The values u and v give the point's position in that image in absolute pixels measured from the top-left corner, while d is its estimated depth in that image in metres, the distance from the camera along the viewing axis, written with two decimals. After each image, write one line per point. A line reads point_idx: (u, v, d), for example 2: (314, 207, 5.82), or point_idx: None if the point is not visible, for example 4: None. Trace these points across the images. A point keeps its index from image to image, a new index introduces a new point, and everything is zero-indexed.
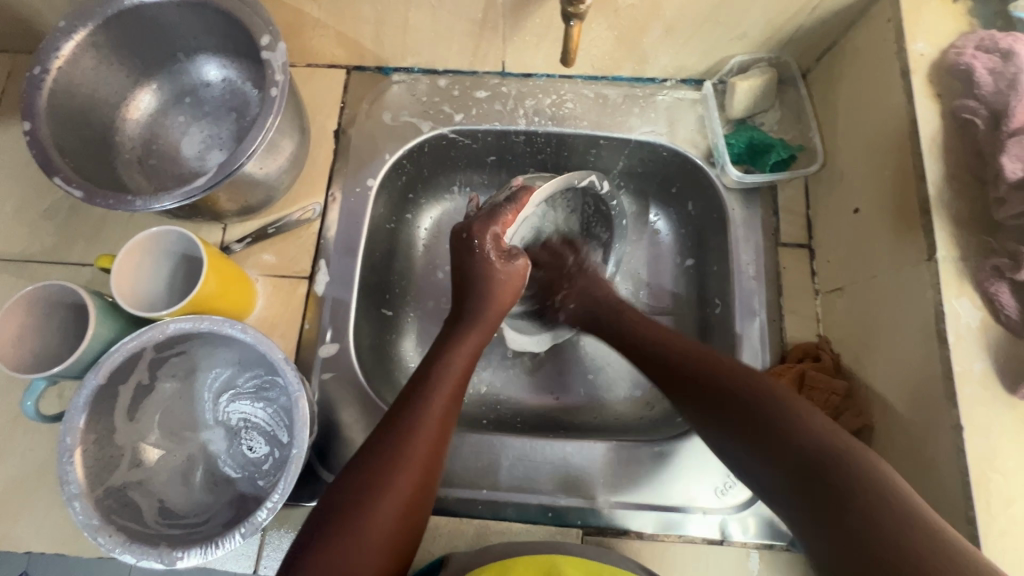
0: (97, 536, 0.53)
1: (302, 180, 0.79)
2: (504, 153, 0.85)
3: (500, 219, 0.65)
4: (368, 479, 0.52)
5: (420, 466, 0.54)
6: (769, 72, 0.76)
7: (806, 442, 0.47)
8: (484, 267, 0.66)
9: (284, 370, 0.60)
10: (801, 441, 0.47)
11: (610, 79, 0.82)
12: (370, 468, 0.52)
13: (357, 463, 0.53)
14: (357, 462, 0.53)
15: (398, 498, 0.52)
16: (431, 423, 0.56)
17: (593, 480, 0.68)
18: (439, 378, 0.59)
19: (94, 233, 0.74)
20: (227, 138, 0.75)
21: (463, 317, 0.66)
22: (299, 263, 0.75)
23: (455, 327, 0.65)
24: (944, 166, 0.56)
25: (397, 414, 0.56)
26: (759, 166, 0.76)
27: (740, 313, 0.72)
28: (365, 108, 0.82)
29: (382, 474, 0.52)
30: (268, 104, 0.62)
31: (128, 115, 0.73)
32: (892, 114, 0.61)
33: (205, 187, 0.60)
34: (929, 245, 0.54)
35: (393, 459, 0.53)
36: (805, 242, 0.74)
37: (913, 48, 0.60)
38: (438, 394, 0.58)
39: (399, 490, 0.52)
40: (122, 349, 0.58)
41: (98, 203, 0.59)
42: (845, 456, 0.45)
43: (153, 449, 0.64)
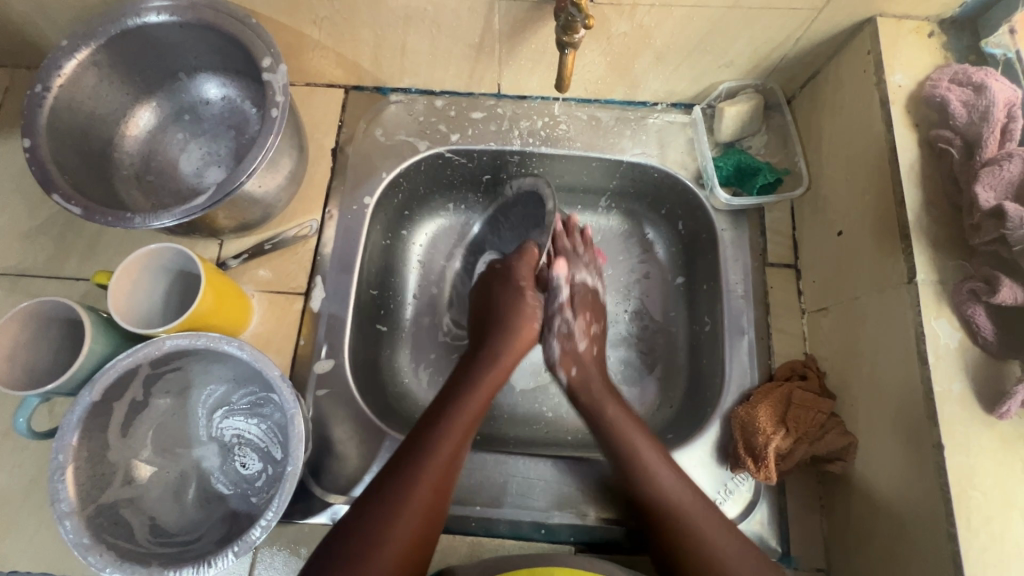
0: (87, 556, 0.53)
1: (299, 196, 0.80)
2: (498, 172, 0.87)
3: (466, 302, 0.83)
4: (384, 504, 0.57)
5: (435, 486, 0.59)
6: (756, 98, 0.78)
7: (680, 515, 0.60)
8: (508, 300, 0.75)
9: (280, 387, 0.61)
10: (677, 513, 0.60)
11: (602, 102, 0.84)
12: (391, 485, 0.58)
13: (380, 482, 0.59)
14: (370, 494, 0.58)
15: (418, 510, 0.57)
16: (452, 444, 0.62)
17: (585, 497, 0.69)
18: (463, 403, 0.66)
19: (91, 247, 0.74)
20: (225, 155, 0.76)
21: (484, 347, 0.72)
22: (296, 279, 0.76)
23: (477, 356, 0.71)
24: (923, 193, 0.58)
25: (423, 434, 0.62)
26: (747, 189, 0.78)
27: (729, 331, 0.74)
28: (362, 127, 0.83)
29: (408, 485, 0.58)
30: (268, 125, 0.63)
31: (127, 131, 0.74)
32: (873, 142, 0.64)
33: (204, 206, 0.61)
34: (910, 268, 0.57)
35: (411, 476, 0.58)
36: (792, 262, 0.76)
37: (892, 79, 0.63)
38: (450, 433, 0.62)
39: (407, 521, 0.56)
40: (117, 366, 0.58)
41: (96, 220, 0.59)
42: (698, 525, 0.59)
43: (146, 465, 0.64)
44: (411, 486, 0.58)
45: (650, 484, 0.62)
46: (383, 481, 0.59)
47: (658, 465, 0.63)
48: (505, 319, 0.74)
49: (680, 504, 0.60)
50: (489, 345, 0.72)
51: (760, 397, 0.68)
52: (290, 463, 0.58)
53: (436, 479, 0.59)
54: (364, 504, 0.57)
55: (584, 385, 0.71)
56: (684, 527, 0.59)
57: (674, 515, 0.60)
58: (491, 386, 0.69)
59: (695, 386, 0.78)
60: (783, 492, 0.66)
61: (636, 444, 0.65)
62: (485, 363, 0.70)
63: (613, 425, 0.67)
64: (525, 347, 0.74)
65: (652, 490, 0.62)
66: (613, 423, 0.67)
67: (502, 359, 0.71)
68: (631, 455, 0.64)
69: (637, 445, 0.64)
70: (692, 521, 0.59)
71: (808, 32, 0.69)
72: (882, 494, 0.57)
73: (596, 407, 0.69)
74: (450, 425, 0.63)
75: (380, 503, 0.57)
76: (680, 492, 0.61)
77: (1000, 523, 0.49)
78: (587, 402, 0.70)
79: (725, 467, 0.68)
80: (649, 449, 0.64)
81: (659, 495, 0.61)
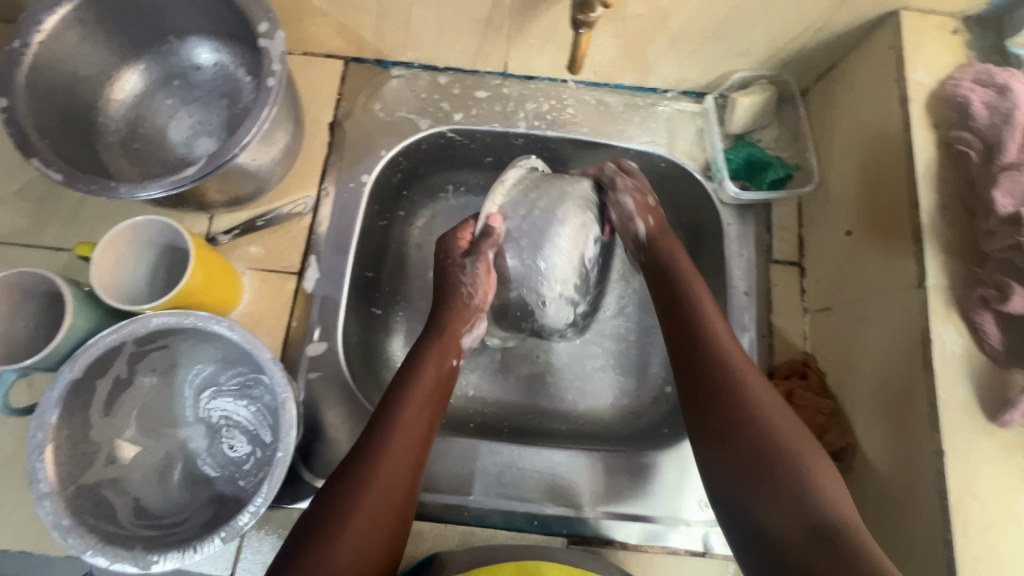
0: (67, 537, 0.52)
1: (294, 172, 0.76)
2: (501, 155, 0.84)
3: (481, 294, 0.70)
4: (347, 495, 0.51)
5: (399, 471, 0.53)
6: (770, 89, 0.76)
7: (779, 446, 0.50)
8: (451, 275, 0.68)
9: (271, 371, 0.59)
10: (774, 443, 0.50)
11: (611, 87, 0.82)
12: (351, 473, 0.52)
13: (340, 471, 0.53)
14: (331, 485, 0.52)
15: (385, 497, 0.51)
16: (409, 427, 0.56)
17: (580, 489, 0.68)
18: (417, 384, 0.59)
19: (72, 216, 0.71)
20: (216, 125, 0.72)
21: (434, 326, 0.66)
22: (288, 258, 0.73)
23: (428, 336, 0.65)
24: (938, 195, 0.57)
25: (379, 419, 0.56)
26: (756, 183, 0.76)
27: (730, 328, 0.73)
28: (362, 101, 0.80)
29: (371, 475, 0.52)
30: (264, 94, 0.60)
31: (113, 96, 0.70)
32: (889, 141, 0.62)
33: (194, 178, 0.58)
34: (920, 272, 0.56)
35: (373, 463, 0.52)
36: (796, 260, 0.75)
37: (913, 77, 0.61)
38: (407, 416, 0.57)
39: (376, 510, 0.51)
40: (100, 343, 0.56)
41: (78, 187, 0.56)
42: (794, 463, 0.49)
43: (130, 445, 0.62)
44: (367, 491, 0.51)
45: (750, 400, 0.53)
46: (332, 489, 0.51)
47: (761, 386, 0.54)
48: (449, 304, 0.66)
49: (762, 415, 0.52)
50: (437, 325, 0.65)
51: None
52: (280, 449, 0.57)
53: (394, 477, 0.53)
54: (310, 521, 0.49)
55: (698, 308, 0.62)
56: (768, 434, 0.51)
57: (766, 430, 0.51)
58: (442, 375, 0.63)
59: None
60: None
61: (735, 360, 0.56)
62: (435, 346, 0.64)
63: (713, 344, 0.58)
64: (472, 322, 0.67)
65: (745, 398, 0.53)
66: (712, 339, 0.58)
67: (451, 338, 0.65)
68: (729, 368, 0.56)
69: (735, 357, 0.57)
70: (794, 449, 0.49)
71: (829, 24, 0.67)
72: (878, 497, 0.57)
73: (698, 328, 0.60)
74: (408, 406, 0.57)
75: (330, 516, 0.49)
76: (785, 423, 0.52)
77: (996, 531, 0.49)
78: (686, 324, 0.61)
79: None
80: (754, 372, 0.56)
81: (744, 396, 0.53)
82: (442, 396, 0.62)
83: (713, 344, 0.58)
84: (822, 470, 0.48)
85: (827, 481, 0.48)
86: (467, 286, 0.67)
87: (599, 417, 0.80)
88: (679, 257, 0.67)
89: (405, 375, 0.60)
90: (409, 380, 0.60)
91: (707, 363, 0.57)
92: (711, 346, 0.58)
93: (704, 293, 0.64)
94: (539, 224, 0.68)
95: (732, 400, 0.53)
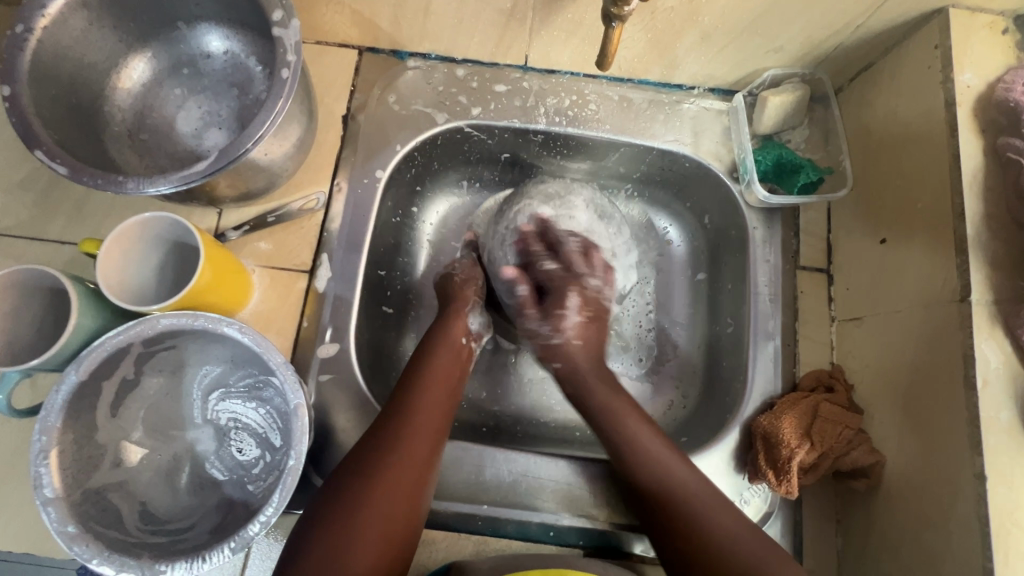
0: (72, 545, 0.50)
1: (306, 165, 0.74)
2: (519, 152, 0.82)
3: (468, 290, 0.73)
4: (356, 488, 0.55)
5: (406, 460, 0.57)
6: (803, 88, 0.73)
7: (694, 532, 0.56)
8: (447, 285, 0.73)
9: (282, 375, 0.57)
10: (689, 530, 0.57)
11: (635, 82, 0.79)
12: (360, 466, 0.56)
13: (350, 463, 0.57)
14: (342, 478, 0.56)
15: (393, 487, 0.55)
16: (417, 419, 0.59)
17: (596, 500, 0.66)
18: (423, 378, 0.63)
19: (77, 208, 0.68)
20: (226, 116, 0.69)
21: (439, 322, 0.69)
22: (300, 255, 0.71)
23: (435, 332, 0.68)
24: (983, 206, 0.55)
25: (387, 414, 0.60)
26: (785, 187, 0.73)
27: (754, 336, 0.70)
28: (377, 93, 0.77)
29: (376, 468, 0.56)
30: (278, 86, 0.57)
31: (119, 83, 0.68)
32: (932, 147, 0.59)
33: (205, 173, 0.56)
34: (964, 286, 0.54)
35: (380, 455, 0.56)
36: (824, 266, 0.73)
37: (961, 79, 0.58)
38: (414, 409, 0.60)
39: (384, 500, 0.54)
40: (107, 344, 0.54)
41: (84, 181, 0.54)
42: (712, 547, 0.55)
43: (136, 447, 0.61)
44: (377, 476, 0.55)
45: (695, 517, 0.57)
46: (347, 475, 0.56)
47: (713, 504, 0.58)
48: (450, 300, 0.72)
49: (689, 508, 0.58)
50: (444, 317, 0.70)
51: (785, 406, 0.65)
52: (292, 457, 0.55)
53: (403, 461, 0.57)
54: (325, 503, 0.54)
55: (629, 419, 0.63)
56: (728, 550, 0.55)
57: (722, 548, 0.55)
58: (451, 361, 0.66)
59: (712, 390, 0.75)
60: (799, 505, 0.64)
61: (682, 480, 0.59)
62: (443, 335, 0.68)
63: (645, 454, 0.61)
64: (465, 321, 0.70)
65: (694, 525, 0.57)
66: (653, 463, 0.60)
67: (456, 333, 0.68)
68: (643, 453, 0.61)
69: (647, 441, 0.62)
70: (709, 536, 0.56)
71: (870, 20, 0.63)
72: (910, 518, 0.55)
73: (626, 442, 0.62)
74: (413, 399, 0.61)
75: (343, 499, 0.54)
76: (709, 509, 0.57)
77: None
78: (618, 442, 0.63)
79: (742, 475, 0.66)
80: (705, 491, 0.59)
81: (701, 525, 0.56)
82: (455, 381, 0.65)
83: (654, 468, 0.60)
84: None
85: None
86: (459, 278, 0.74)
87: None
88: (591, 381, 0.66)
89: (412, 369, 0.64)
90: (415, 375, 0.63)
91: (649, 489, 0.60)
92: (654, 474, 0.60)
93: (627, 406, 0.64)
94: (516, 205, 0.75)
95: (682, 528, 0.57)
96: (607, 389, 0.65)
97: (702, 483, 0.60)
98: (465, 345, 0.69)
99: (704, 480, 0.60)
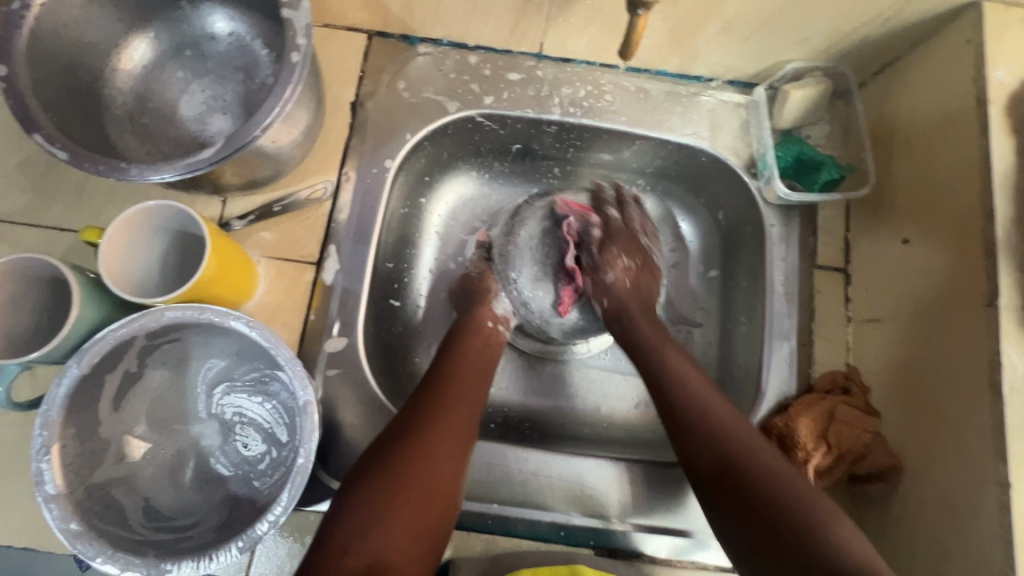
0: (75, 544, 0.49)
1: (313, 154, 0.72)
2: (530, 142, 0.79)
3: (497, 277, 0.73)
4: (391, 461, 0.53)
5: (439, 435, 0.56)
6: (825, 82, 0.71)
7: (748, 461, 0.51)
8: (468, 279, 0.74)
9: (290, 371, 0.55)
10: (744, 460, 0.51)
11: (653, 73, 0.76)
12: (392, 444, 0.54)
13: (382, 442, 0.55)
14: (373, 456, 0.54)
15: (430, 461, 0.54)
16: (450, 401, 0.59)
17: (608, 500, 0.65)
18: (453, 364, 0.64)
19: (76, 195, 0.66)
20: (231, 100, 0.67)
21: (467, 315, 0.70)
22: (307, 247, 0.69)
23: (462, 323, 0.69)
24: (1014, 208, 0.54)
25: (417, 396, 0.60)
26: (805, 183, 0.72)
27: (770, 335, 0.69)
28: (386, 80, 0.74)
29: (412, 444, 0.54)
30: (287, 71, 0.55)
31: (120, 65, 0.65)
32: (962, 146, 0.58)
33: (212, 161, 0.54)
34: (992, 290, 0.52)
35: (412, 432, 0.55)
36: (841, 266, 0.71)
37: (993, 76, 0.57)
38: (446, 392, 0.60)
39: (420, 475, 0.53)
40: (111, 337, 0.52)
41: (85, 167, 0.52)
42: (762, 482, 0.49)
43: (139, 442, 0.59)
44: (413, 446, 0.54)
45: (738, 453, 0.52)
46: (382, 447, 0.54)
47: (752, 437, 0.53)
48: (475, 290, 0.72)
49: (736, 437, 0.53)
50: (471, 306, 0.71)
51: (801, 408, 0.64)
52: (301, 455, 0.53)
53: (439, 433, 0.56)
54: (360, 475, 0.52)
55: (666, 354, 0.63)
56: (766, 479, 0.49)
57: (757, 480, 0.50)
58: (480, 346, 0.67)
59: (724, 389, 0.74)
60: None
61: (719, 413, 0.56)
62: (471, 321, 0.69)
63: (688, 391, 0.58)
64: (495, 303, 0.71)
65: (736, 456, 0.52)
66: (691, 391, 0.58)
67: (484, 323, 0.69)
68: (680, 389, 0.59)
69: (686, 374, 0.60)
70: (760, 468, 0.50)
71: (900, 13, 0.62)
72: (928, 524, 0.55)
73: (668, 374, 0.61)
74: (445, 383, 0.61)
75: (380, 469, 0.52)
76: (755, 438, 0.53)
77: None
78: (654, 375, 0.62)
79: None
80: (740, 423, 0.55)
81: (738, 455, 0.52)
82: (484, 365, 0.66)
83: (692, 400, 0.57)
84: (829, 515, 0.47)
85: (836, 522, 0.46)
86: (475, 273, 0.75)
87: (624, 422, 0.77)
88: (637, 316, 0.67)
89: (442, 357, 0.65)
90: (446, 362, 0.64)
91: (688, 418, 0.56)
92: (694, 401, 0.57)
93: (667, 341, 0.65)
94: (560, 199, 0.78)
95: (722, 456, 0.52)
96: (652, 330, 0.66)
97: (737, 415, 0.56)
98: (493, 329, 0.70)
99: (740, 417, 0.56)
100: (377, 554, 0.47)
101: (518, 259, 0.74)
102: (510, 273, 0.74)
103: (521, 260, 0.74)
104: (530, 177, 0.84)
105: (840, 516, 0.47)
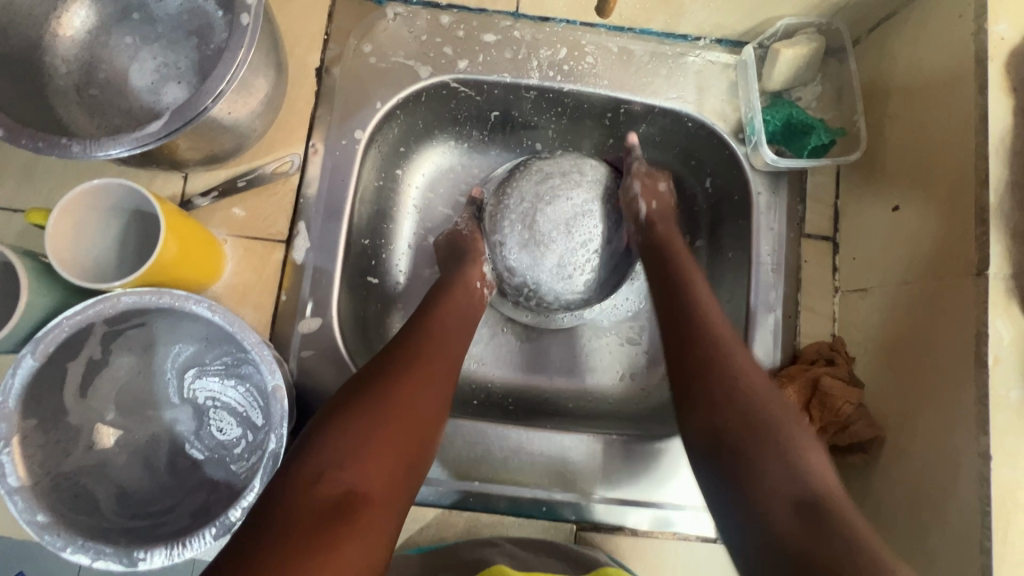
0: (43, 535, 0.48)
1: (278, 124, 0.68)
2: (509, 109, 0.75)
3: (499, 228, 0.69)
4: (367, 400, 0.51)
5: (419, 383, 0.54)
6: (817, 40, 0.67)
7: (739, 402, 0.49)
8: (456, 239, 0.71)
9: (257, 355, 0.53)
10: (738, 401, 0.49)
11: (636, 32, 0.72)
12: (369, 388, 0.52)
13: (354, 385, 0.53)
14: (344, 399, 0.51)
15: (409, 407, 0.52)
16: (431, 351, 0.57)
17: (589, 476, 0.65)
18: (434, 317, 0.61)
19: (25, 175, 0.62)
20: (185, 68, 0.62)
21: (451, 276, 0.67)
22: (276, 224, 0.66)
23: (446, 279, 0.66)
24: (1010, 172, 0.51)
25: (398, 343, 0.57)
26: (794, 149, 0.69)
27: (756, 307, 0.68)
28: (353, 44, 0.70)
29: (390, 387, 0.52)
30: (239, 33, 0.51)
31: (60, 30, 0.60)
32: (958, 106, 0.55)
33: (163, 134, 0.50)
34: (981, 259, 0.51)
35: (390, 378, 0.53)
36: (829, 235, 0.70)
37: (993, 30, 0.53)
38: (426, 341, 0.58)
39: (397, 418, 0.51)
40: (65, 324, 0.50)
41: (24, 144, 0.48)
42: (760, 432, 0.47)
43: (110, 430, 0.58)
44: (395, 387, 0.52)
45: (762, 408, 0.49)
46: (361, 386, 0.52)
47: (762, 389, 0.50)
48: (464, 248, 0.70)
49: (739, 373, 0.52)
50: (459, 263, 0.68)
51: (784, 380, 0.63)
52: (273, 441, 0.52)
53: (419, 377, 0.54)
54: (337, 412, 0.50)
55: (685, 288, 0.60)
56: (759, 426, 0.48)
57: (757, 406, 0.49)
58: (464, 302, 0.65)
59: None
60: None
61: (727, 356, 0.53)
62: (458, 278, 0.67)
63: (692, 305, 0.58)
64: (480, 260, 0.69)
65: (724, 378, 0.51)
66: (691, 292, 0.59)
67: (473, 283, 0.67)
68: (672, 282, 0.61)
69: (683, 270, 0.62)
70: (763, 409, 0.49)
71: None
72: (908, 494, 0.55)
73: None
74: (427, 335, 0.59)
75: (358, 408, 0.50)
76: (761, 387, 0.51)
77: None
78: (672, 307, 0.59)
79: None
80: (755, 370, 0.52)
81: (762, 411, 0.49)
82: (466, 319, 0.64)
83: (725, 365, 0.52)
84: (803, 443, 0.47)
85: (807, 448, 0.47)
86: (465, 231, 0.72)
87: (609, 394, 0.76)
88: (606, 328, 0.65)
89: (424, 310, 0.62)
90: (429, 313, 0.62)
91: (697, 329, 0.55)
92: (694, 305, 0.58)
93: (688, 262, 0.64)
94: (559, 166, 0.70)
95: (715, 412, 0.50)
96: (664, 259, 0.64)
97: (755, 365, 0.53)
98: (479, 290, 0.68)
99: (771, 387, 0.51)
100: (352, 484, 0.46)
101: (504, 221, 0.69)
102: (497, 236, 0.69)
103: (508, 221, 0.68)
104: (510, 148, 0.80)
105: (813, 446, 0.48)
